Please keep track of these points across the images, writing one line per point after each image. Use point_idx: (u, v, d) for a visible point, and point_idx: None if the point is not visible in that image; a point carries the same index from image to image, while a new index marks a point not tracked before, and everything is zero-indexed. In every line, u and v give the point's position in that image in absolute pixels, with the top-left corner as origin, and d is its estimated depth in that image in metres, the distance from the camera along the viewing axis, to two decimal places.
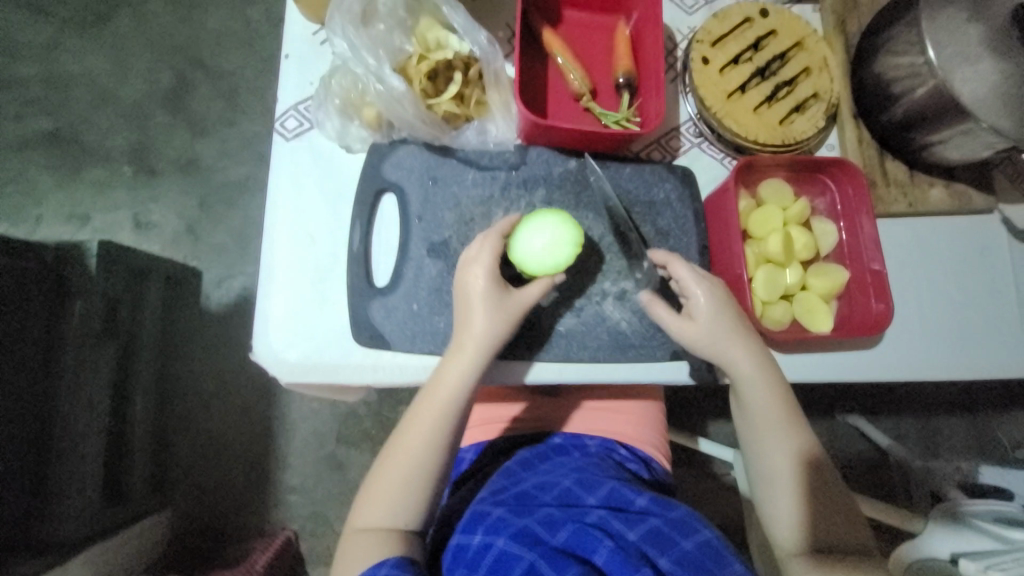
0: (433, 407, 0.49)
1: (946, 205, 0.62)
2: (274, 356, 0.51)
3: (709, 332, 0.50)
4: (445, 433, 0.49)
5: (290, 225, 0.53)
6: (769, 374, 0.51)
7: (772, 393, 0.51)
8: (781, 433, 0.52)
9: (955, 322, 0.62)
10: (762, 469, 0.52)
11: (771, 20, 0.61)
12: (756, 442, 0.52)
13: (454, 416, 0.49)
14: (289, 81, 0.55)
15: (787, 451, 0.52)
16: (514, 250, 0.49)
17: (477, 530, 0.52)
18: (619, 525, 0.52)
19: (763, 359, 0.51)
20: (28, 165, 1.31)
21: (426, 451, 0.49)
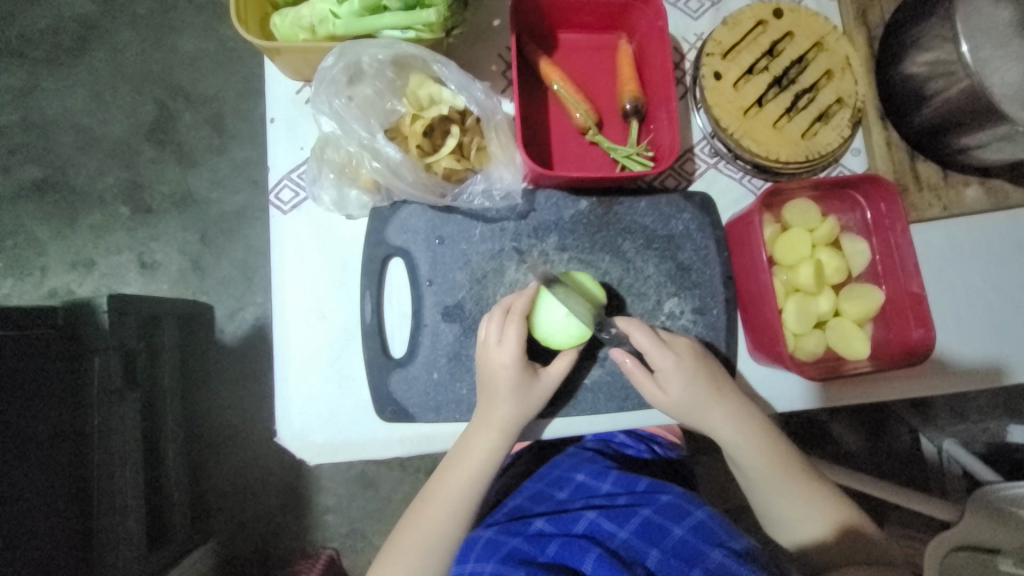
0: (459, 479, 0.50)
1: (982, 205, 0.58)
2: (300, 440, 0.50)
3: (684, 399, 0.49)
4: (467, 505, 0.51)
5: (300, 303, 0.51)
6: (751, 425, 0.51)
7: (757, 441, 0.51)
8: (781, 475, 0.51)
9: (995, 326, 0.59)
10: (767, 509, 0.53)
11: (786, 21, 0.56)
12: (755, 486, 0.52)
13: (476, 487, 0.50)
14: (278, 147, 0.52)
15: (790, 488, 0.52)
16: (537, 326, 0.48)
17: (469, 557, 0.49)
18: (608, 522, 0.51)
19: (739, 411, 0.51)
20: (24, 216, 1.30)
21: (451, 525, 0.51)
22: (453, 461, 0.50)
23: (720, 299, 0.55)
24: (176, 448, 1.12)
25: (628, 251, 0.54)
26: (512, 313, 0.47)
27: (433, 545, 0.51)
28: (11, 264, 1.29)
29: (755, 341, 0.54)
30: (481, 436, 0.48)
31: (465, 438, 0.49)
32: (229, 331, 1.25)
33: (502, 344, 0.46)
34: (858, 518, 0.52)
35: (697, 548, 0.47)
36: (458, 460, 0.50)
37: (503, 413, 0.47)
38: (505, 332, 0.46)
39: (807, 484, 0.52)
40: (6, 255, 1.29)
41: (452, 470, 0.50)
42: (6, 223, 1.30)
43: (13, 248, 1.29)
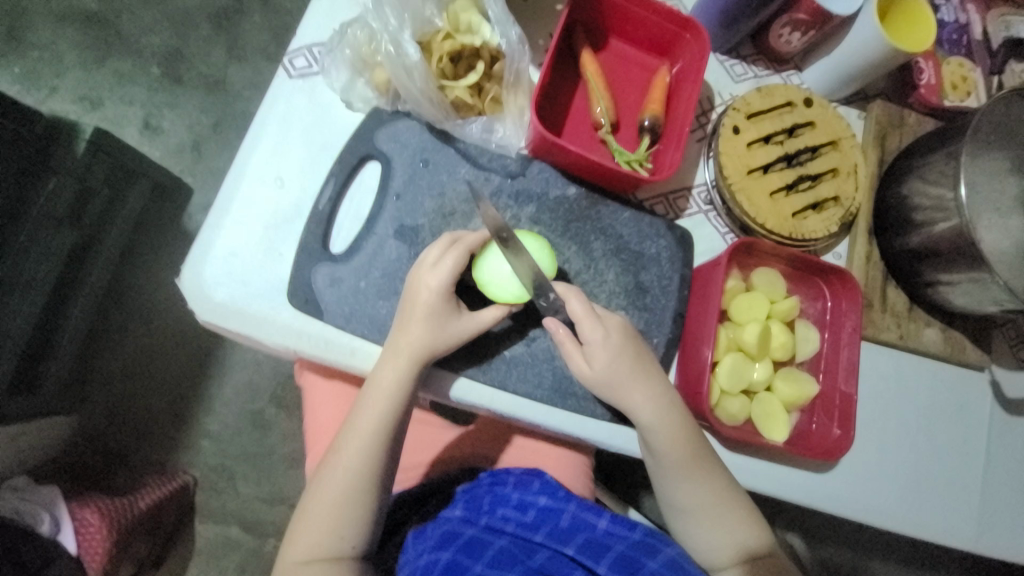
0: (374, 413, 0.46)
1: (937, 349, 0.59)
2: (199, 290, 0.47)
3: (606, 375, 0.48)
4: (377, 443, 0.47)
5: (262, 162, 0.50)
6: (670, 420, 0.48)
7: (673, 440, 0.48)
8: (695, 482, 0.49)
9: (912, 470, 0.58)
10: (681, 509, 0.50)
11: (812, 112, 0.59)
12: (667, 485, 0.50)
13: (391, 429, 0.47)
14: (310, 20, 0.52)
15: (698, 483, 0.49)
16: (479, 270, 0.49)
17: (448, 547, 0.49)
18: (586, 559, 0.48)
19: (663, 404, 0.48)
20: (58, 37, 1.30)
21: (359, 464, 0.46)
22: (367, 388, 0.47)
23: (665, 332, 0.54)
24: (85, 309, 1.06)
25: (596, 252, 0.54)
26: (459, 243, 0.47)
27: (346, 492, 0.46)
28: (24, 73, 1.28)
29: (684, 385, 0.53)
30: (389, 360, 0.46)
31: (375, 374, 0.47)
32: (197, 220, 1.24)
33: (436, 269, 0.46)
34: (758, 519, 0.50)
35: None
36: (371, 393, 0.47)
37: (414, 337, 0.46)
38: (442, 256, 0.46)
39: (722, 496, 0.49)
40: (24, 64, 1.28)
41: (366, 398, 0.47)
42: (38, 36, 1.30)
43: (33, 61, 1.29)
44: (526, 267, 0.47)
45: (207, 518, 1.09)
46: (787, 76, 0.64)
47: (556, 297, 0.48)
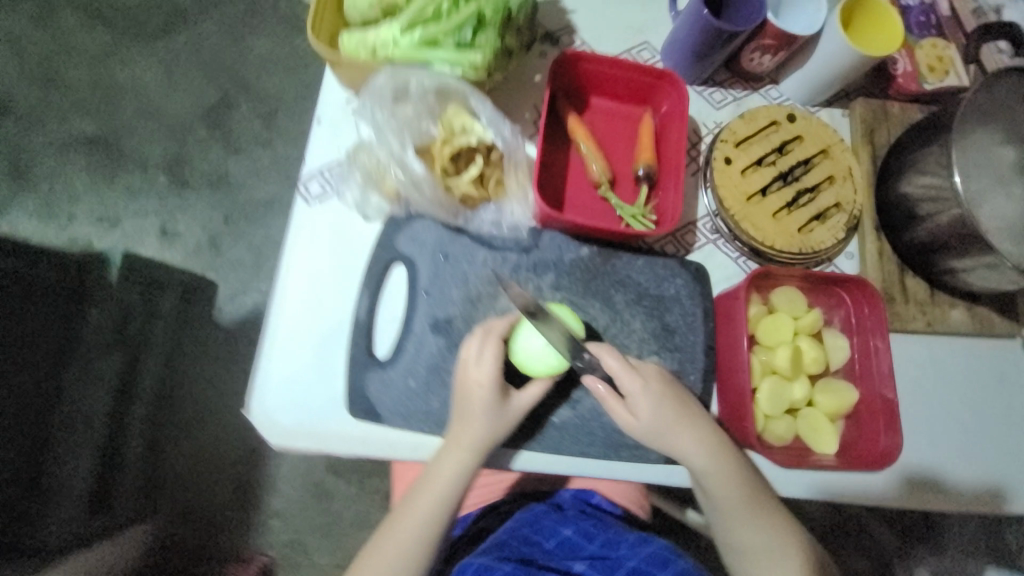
0: (436, 489, 0.49)
1: (966, 328, 0.60)
2: (267, 419, 0.51)
3: (653, 425, 0.50)
4: (435, 521, 0.49)
5: (300, 288, 0.54)
6: (722, 460, 0.50)
7: (728, 482, 0.50)
8: (753, 522, 0.51)
9: (966, 451, 0.58)
10: (738, 550, 0.52)
11: (797, 127, 0.61)
12: (725, 525, 0.52)
13: (448, 510, 0.50)
14: (316, 145, 0.57)
15: (758, 526, 0.51)
16: (514, 353, 0.50)
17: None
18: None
19: (713, 446, 0.51)
20: (68, 166, 1.38)
21: (418, 537, 0.49)
22: (425, 477, 0.50)
23: (699, 366, 0.56)
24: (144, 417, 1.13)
25: (618, 304, 0.57)
26: (491, 334, 0.50)
27: (402, 564, 0.49)
28: (42, 207, 1.35)
29: (728, 414, 0.55)
30: (452, 452, 0.49)
31: (436, 463, 0.50)
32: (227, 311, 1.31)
33: (479, 363, 0.49)
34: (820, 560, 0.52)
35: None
36: (429, 481, 0.50)
37: (473, 422, 0.49)
38: (483, 349, 0.50)
39: (781, 534, 0.51)
40: (40, 198, 1.36)
41: (425, 480, 0.49)
42: (49, 169, 1.38)
43: (48, 194, 1.36)
44: (559, 333, 0.50)
45: None
46: (765, 92, 0.65)
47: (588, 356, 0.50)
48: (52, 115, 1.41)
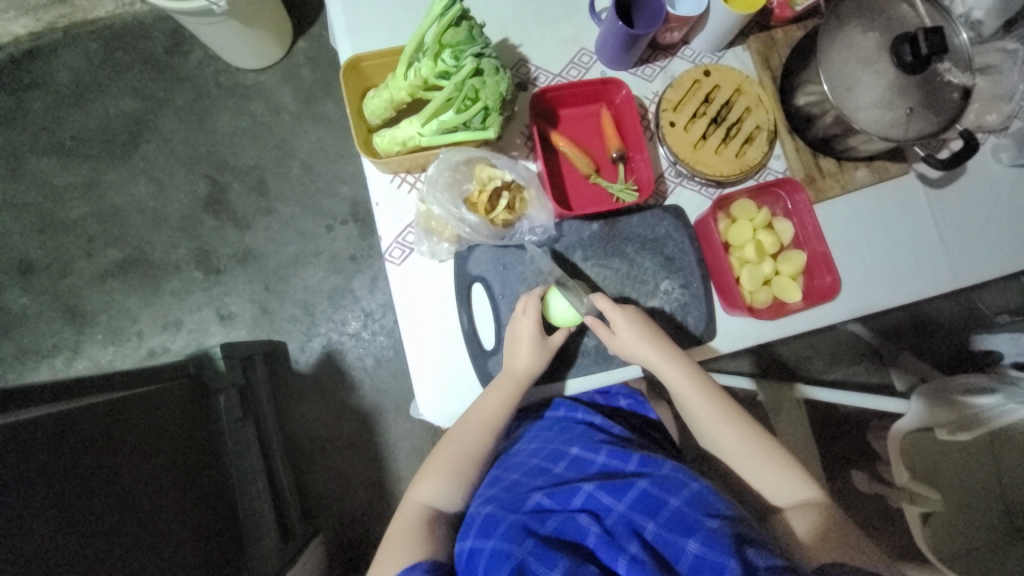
0: (493, 404, 0.72)
1: (869, 182, 0.83)
2: (435, 414, 0.75)
3: (628, 339, 0.73)
4: (481, 442, 0.72)
5: (416, 324, 0.76)
6: (679, 361, 0.74)
7: (685, 376, 0.74)
8: (710, 408, 0.74)
9: (890, 264, 0.83)
10: (704, 430, 0.75)
11: (714, 78, 0.81)
12: (689, 407, 0.75)
13: (491, 431, 0.72)
14: (385, 222, 0.76)
15: (721, 418, 0.74)
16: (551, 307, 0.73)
17: (472, 533, 0.64)
18: (598, 505, 0.65)
19: (675, 356, 0.74)
20: (113, 292, 1.54)
21: (483, 436, 0.72)
22: (471, 410, 0.73)
23: (698, 275, 0.80)
24: (282, 465, 1.39)
25: (631, 253, 0.79)
26: (532, 296, 0.74)
27: (471, 453, 0.72)
28: (110, 334, 1.53)
29: (726, 299, 0.78)
30: (507, 377, 0.72)
31: (481, 400, 0.73)
32: (303, 360, 1.53)
33: (526, 311, 0.73)
34: (763, 437, 0.73)
35: (692, 514, 0.62)
36: (477, 412, 0.72)
37: (525, 363, 0.72)
38: (527, 306, 0.73)
39: (733, 414, 0.74)
40: (103, 328, 1.53)
41: (475, 409, 0.72)
42: (97, 301, 1.54)
43: (109, 321, 1.53)
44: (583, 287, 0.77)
45: None
46: (682, 53, 0.84)
47: (591, 303, 0.74)
48: (76, 255, 1.56)
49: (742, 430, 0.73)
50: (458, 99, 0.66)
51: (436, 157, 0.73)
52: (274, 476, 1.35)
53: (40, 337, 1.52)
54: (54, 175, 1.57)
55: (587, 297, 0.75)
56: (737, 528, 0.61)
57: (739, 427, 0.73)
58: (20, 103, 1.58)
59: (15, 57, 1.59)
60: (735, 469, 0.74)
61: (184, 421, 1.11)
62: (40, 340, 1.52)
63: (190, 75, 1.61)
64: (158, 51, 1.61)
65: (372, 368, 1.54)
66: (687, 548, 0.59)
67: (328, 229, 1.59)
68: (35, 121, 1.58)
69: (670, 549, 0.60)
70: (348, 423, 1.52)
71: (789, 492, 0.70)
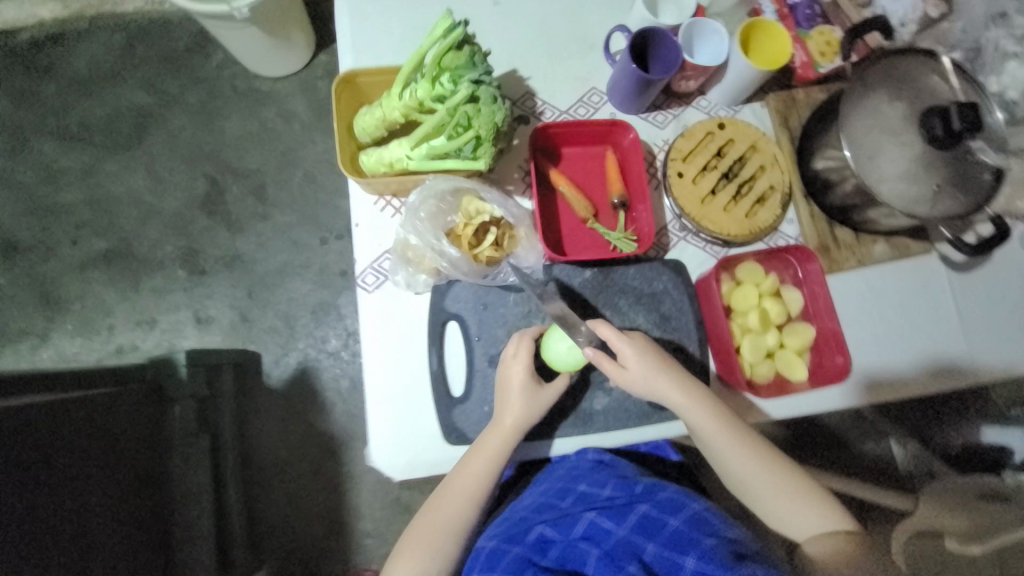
0: (479, 464, 0.64)
1: (886, 258, 0.77)
2: (387, 462, 0.67)
3: (640, 370, 0.66)
4: (474, 501, 0.64)
5: (382, 358, 0.69)
6: (698, 395, 0.66)
7: (703, 413, 0.66)
8: (733, 439, 0.66)
9: (906, 349, 0.76)
10: (727, 470, 0.67)
11: (728, 132, 0.76)
12: (713, 443, 0.66)
13: (487, 484, 0.65)
14: (362, 245, 0.71)
15: (743, 452, 0.65)
16: (547, 345, 0.66)
17: (477, 567, 0.63)
18: (603, 524, 0.62)
19: (692, 389, 0.66)
20: (91, 282, 1.49)
21: (468, 500, 0.64)
22: (461, 466, 0.65)
23: (695, 338, 0.73)
24: (235, 487, 1.29)
25: (624, 307, 0.73)
26: (526, 336, 0.67)
27: (456, 525, 0.64)
28: (81, 326, 1.46)
29: (724, 368, 0.71)
30: (496, 432, 0.65)
31: (468, 457, 0.65)
32: (276, 375, 1.46)
33: (516, 357, 0.66)
34: (784, 465, 0.66)
35: (692, 535, 0.59)
36: (465, 468, 0.65)
37: (514, 417, 0.65)
38: (518, 349, 0.66)
39: (758, 448, 0.66)
40: (75, 319, 1.47)
41: (462, 469, 0.65)
42: (74, 290, 1.49)
43: (82, 313, 1.47)
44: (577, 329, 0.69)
45: None
46: (697, 103, 0.81)
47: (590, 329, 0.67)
48: (62, 241, 1.52)
49: (767, 468, 0.66)
50: (449, 124, 0.62)
51: (420, 184, 0.67)
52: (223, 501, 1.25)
53: (9, 321, 1.46)
54: (57, 159, 1.55)
55: (587, 321, 0.67)
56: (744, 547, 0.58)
57: (764, 464, 0.66)
58: (35, 85, 1.58)
59: (38, 40, 1.60)
60: (760, 512, 0.67)
61: (133, 432, 1.03)
62: (9, 323, 1.46)
63: (207, 76, 1.61)
64: (179, 49, 1.62)
65: (346, 392, 1.46)
66: (686, 567, 0.57)
67: (322, 243, 1.54)
68: (46, 103, 1.58)
69: (669, 569, 0.57)
70: (314, 449, 1.42)
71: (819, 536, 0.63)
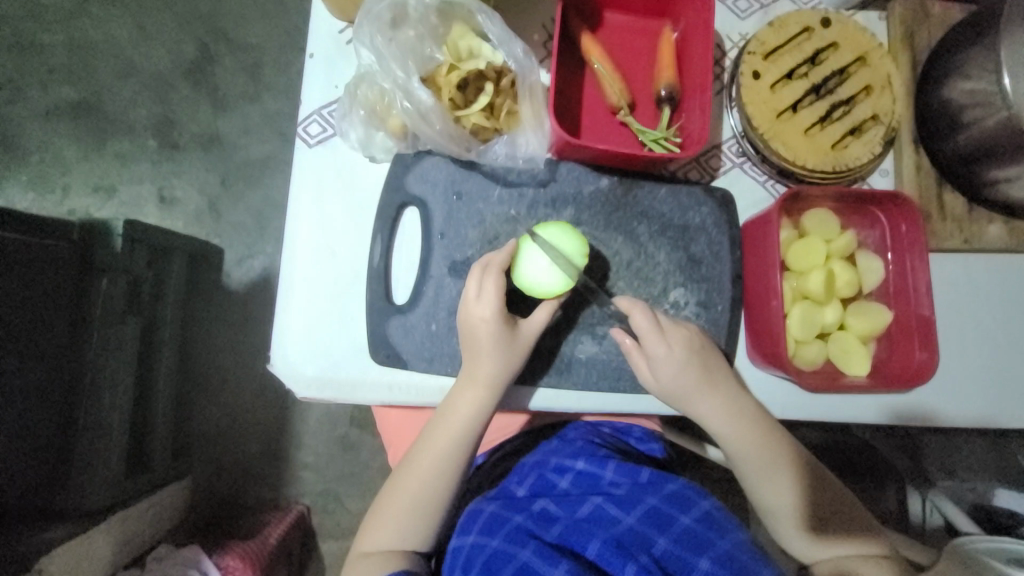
0: (445, 435, 0.51)
1: (1003, 244, 0.57)
2: (291, 370, 0.51)
3: (671, 366, 0.51)
4: (446, 472, 0.51)
5: (312, 237, 0.53)
6: (749, 419, 0.52)
7: (751, 441, 0.52)
8: (770, 461, 0.52)
9: (994, 365, 0.57)
10: (775, 514, 0.53)
11: (832, 31, 0.55)
12: (758, 477, 0.53)
13: (456, 458, 0.51)
14: (312, 83, 0.54)
15: (778, 476, 0.52)
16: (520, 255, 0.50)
17: (472, 529, 0.51)
18: (615, 508, 0.51)
19: (728, 400, 0.52)
20: (29, 128, 1.17)
21: (436, 482, 0.51)
22: (432, 425, 0.52)
23: (726, 296, 0.55)
24: (170, 389, 1.01)
25: (642, 236, 0.55)
26: (490, 268, 0.49)
27: (428, 496, 0.51)
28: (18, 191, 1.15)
29: (754, 341, 0.54)
30: (467, 391, 0.50)
31: (440, 411, 0.51)
32: (236, 278, 1.13)
33: (480, 299, 0.49)
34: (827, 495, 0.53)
35: (706, 535, 0.49)
36: (434, 430, 0.51)
37: (488, 365, 0.50)
38: (482, 287, 0.49)
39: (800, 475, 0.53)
40: (10, 183, 1.15)
41: (433, 432, 0.51)
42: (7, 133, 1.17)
43: (21, 178, 1.15)
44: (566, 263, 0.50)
45: (329, 540, 1.08)
46: None
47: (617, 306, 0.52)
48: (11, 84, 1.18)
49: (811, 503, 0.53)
50: None
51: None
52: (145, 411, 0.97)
53: None
54: None
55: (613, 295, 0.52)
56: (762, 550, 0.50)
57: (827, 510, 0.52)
58: None
59: None
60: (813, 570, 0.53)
61: (29, 287, 0.77)
62: None
63: None
64: None
65: None
66: (698, 571, 0.47)
67: None
68: None
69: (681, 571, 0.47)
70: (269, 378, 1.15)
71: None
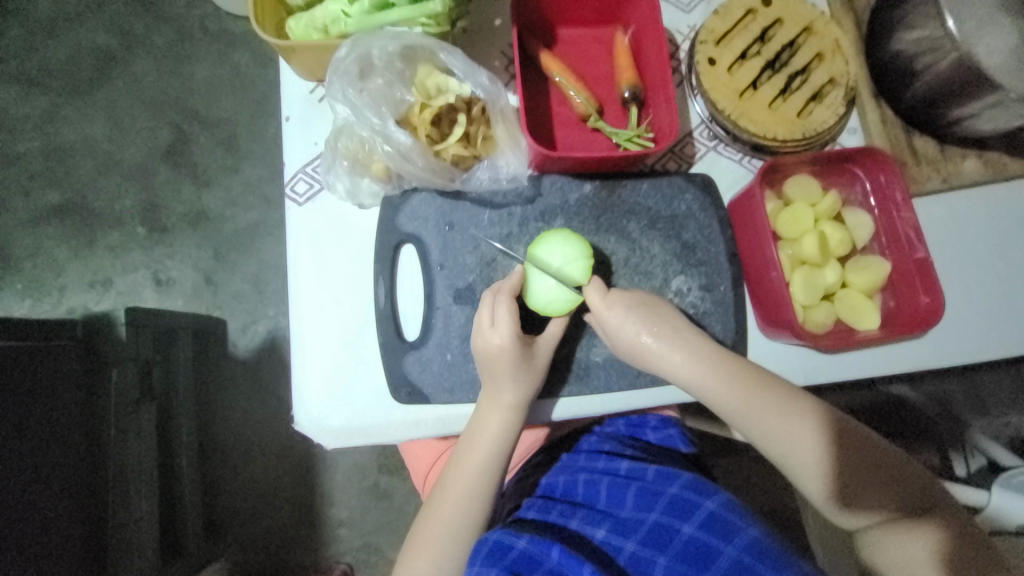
0: (477, 461, 0.51)
1: (981, 177, 0.59)
2: (316, 424, 0.51)
3: (634, 341, 0.50)
4: (482, 496, 0.51)
5: (315, 290, 0.53)
6: (738, 377, 0.50)
7: (738, 400, 0.50)
8: (773, 418, 0.50)
9: (996, 295, 0.58)
10: (786, 467, 0.51)
11: (775, 8, 0.58)
12: (761, 434, 0.50)
13: (492, 479, 0.51)
14: (292, 144, 0.55)
15: (788, 433, 0.50)
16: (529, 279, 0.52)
17: (475, 560, 0.48)
18: (616, 536, 0.49)
19: (709, 363, 0.50)
20: (20, 237, 1.19)
21: (474, 507, 0.51)
22: (461, 452, 0.51)
23: (726, 275, 0.56)
24: (194, 470, 0.98)
25: (634, 232, 0.56)
26: (502, 292, 0.51)
27: (466, 524, 0.50)
28: (17, 299, 1.16)
29: (763, 315, 0.55)
30: (491, 414, 0.50)
31: (469, 437, 0.51)
32: (243, 346, 1.13)
33: (495, 326, 0.50)
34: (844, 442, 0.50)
35: (710, 545, 0.46)
36: (465, 458, 0.51)
37: (507, 388, 0.50)
38: (496, 312, 0.50)
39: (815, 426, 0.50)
40: (9, 292, 1.17)
41: (463, 459, 0.51)
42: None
43: (17, 287, 1.16)
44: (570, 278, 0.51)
45: None
46: None
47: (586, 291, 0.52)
48: None
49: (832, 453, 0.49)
50: None
51: (347, 43, 0.49)
52: (173, 496, 0.94)
53: None
54: None
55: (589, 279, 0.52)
56: (776, 547, 0.46)
57: (839, 456, 0.49)
58: None
59: None
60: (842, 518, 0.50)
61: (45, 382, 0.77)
62: None
63: None
64: None
65: None
66: None
67: None
68: None
69: None
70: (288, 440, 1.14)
71: (915, 552, 0.48)
